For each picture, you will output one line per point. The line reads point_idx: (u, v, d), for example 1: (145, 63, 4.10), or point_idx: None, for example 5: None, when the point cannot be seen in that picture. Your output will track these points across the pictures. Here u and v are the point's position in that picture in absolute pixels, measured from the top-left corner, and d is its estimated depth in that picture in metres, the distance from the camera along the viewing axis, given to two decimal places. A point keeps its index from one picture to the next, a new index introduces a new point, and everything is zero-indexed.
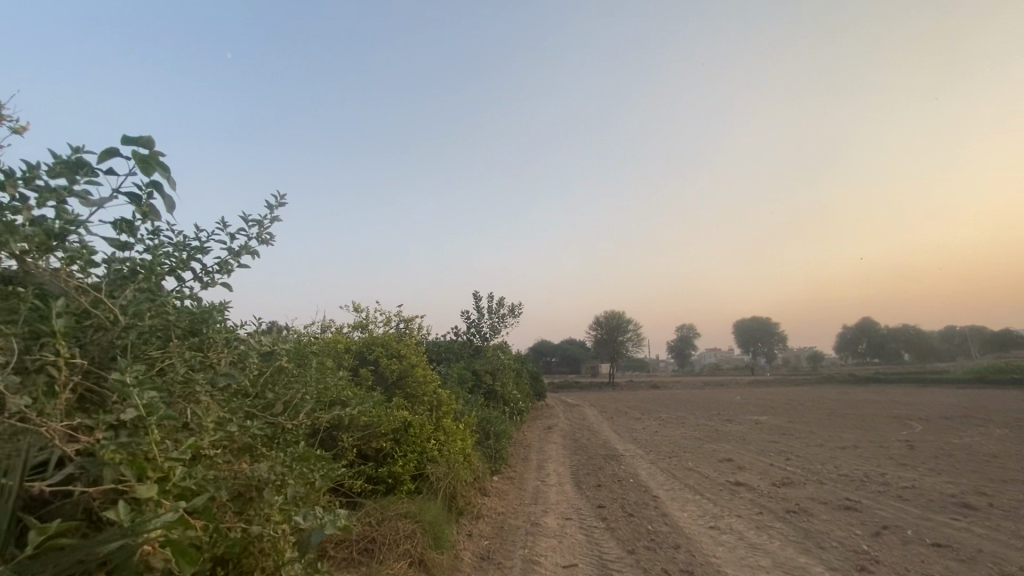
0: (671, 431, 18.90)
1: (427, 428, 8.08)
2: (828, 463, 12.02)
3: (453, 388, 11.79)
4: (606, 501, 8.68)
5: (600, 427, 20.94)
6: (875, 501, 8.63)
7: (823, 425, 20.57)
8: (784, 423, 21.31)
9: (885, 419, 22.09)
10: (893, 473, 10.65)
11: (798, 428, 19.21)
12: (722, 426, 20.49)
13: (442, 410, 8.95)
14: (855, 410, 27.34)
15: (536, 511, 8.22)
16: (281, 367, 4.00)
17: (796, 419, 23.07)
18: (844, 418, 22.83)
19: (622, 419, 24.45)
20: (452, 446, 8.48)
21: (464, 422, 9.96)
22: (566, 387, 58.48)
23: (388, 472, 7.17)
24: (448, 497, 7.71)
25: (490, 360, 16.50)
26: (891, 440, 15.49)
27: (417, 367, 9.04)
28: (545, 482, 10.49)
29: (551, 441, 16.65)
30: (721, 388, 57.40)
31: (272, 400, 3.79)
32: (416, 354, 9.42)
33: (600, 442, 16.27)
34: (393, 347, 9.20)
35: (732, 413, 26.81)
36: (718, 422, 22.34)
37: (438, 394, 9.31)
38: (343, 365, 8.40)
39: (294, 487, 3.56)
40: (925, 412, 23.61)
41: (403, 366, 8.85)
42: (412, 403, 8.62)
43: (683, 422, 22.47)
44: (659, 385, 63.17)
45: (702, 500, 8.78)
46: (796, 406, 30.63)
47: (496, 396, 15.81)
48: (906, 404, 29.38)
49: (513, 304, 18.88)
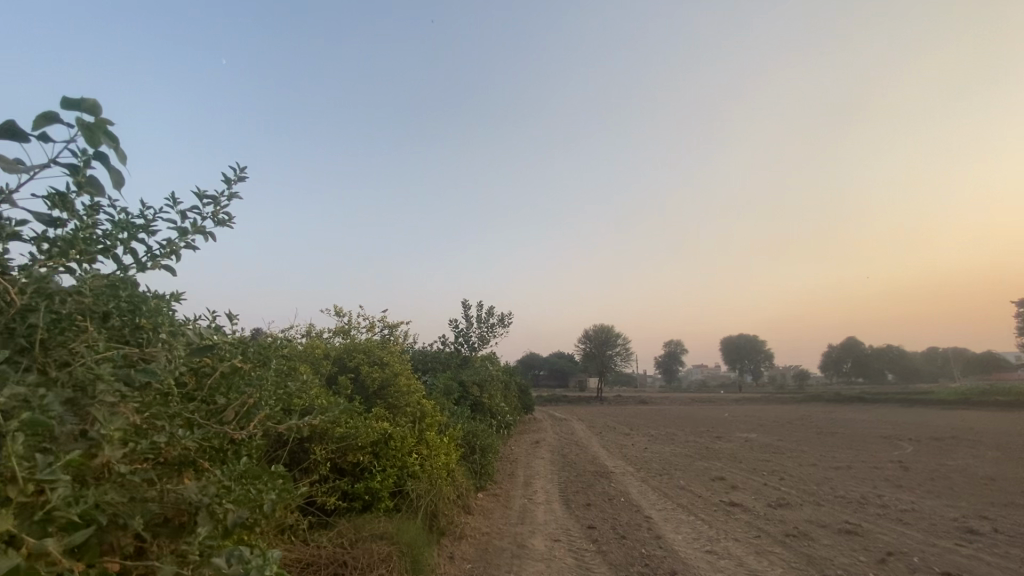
0: (661, 448, 18.50)
1: (408, 441, 7.64)
2: (823, 484, 11.70)
3: (437, 399, 11.31)
4: (596, 521, 8.24)
5: (589, 442, 20.46)
6: (875, 525, 8.29)
7: (814, 444, 20.34)
8: (774, 441, 21.03)
9: (875, 438, 21.94)
10: (890, 495, 10.35)
11: (789, 447, 18.94)
12: (712, 443, 20.14)
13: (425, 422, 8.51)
14: (844, 429, 27.21)
15: (523, 532, 7.75)
16: (237, 368, 3.52)
17: (786, 438, 22.82)
18: (835, 437, 22.62)
19: (610, 435, 24.00)
20: (434, 461, 8.02)
21: (448, 436, 9.48)
22: (553, 401, 57.84)
23: (365, 488, 6.69)
24: (430, 516, 7.22)
25: (477, 371, 16.04)
26: (883, 461, 15.26)
27: (400, 376, 8.58)
28: (533, 500, 10.00)
29: (538, 456, 16.15)
30: (708, 405, 57.26)
31: (222, 406, 3.35)
32: (400, 363, 8.98)
33: (588, 458, 15.80)
34: (375, 355, 8.74)
35: (722, 430, 26.51)
36: (707, 439, 22.02)
37: (421, 405, 8.86)
38: (321, 372, 7.91)
39: (236, 514, 2.95)
40: (914, 433, 23.53)
41: (384, 376, 8.40)
42: (394, 414, 8.15)
43: (672, 439, 22.10)
44: (647, 400, 62.86)
45: (697, 522, 8.36)
46: (785, 424, 30.42)
47: (483, 408, 15.31)
48: (894, 424, 29.31)
49: (503, 314, 18.48)
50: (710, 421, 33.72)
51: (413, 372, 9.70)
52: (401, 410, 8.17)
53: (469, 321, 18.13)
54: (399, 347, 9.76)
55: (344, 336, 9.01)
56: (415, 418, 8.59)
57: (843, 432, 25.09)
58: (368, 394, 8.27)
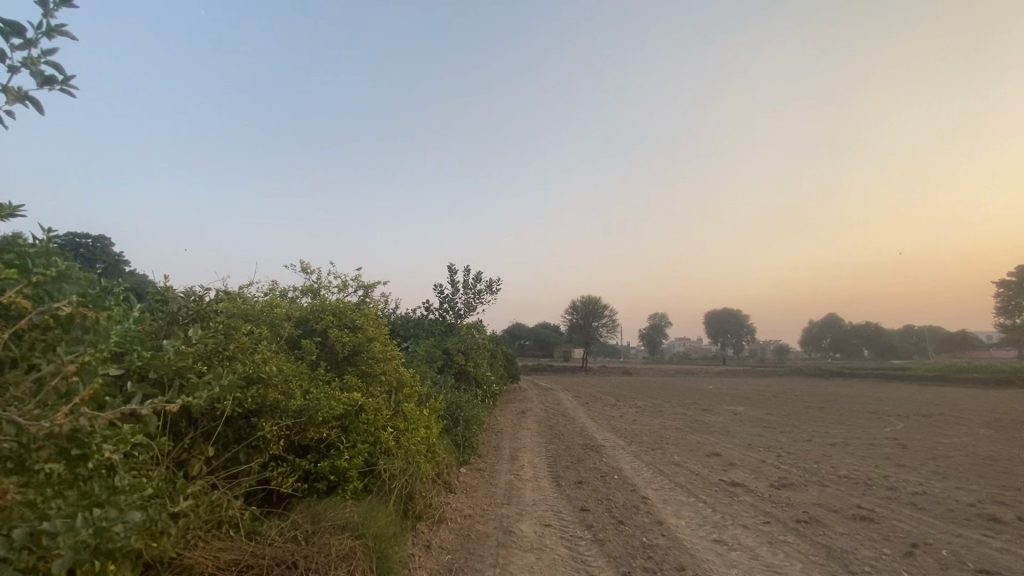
0: (651, 420, 17.99)
1: (383, 414, 6.81)
2: (824, 462, 11.21)
3: (418, 367, 10.42)
4: (590, 503, 7.52)
5: (576, 413, 19.87)
6: (890, 511, 7.72)
7: (805, 418, 20.06)
8: (763, 415, 20.75)
9: (865, 414, 21.80)
10: (898, 477, 9.85)
11: (781, 422, 18.58)
12: (702, 416, 19.74)
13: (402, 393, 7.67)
14: (831, 403, 27.19)
15: (509, 515, 6.99)
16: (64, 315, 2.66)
17: (776, 411, 22.55)
18: (823, 412, 22.43)
19: (598, 406, 23.49)
20: (413, 436, 7.20)
21: (429, 408, 8.62)
22: (539, 370, 57.63)
23: (331, 468, 5.93)
24: (405, 499, 6.41)
25: (462, 339, 15.15)
26: (880, 438, 14.91)
27: (375, 342, 7.62)
28: (519, 476, 9.27)
29: (524, 427, 15.47)
30: (692, 377, 57.57)
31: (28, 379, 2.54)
32: (376, 327, 8.03)
33: (577, 430, 15.16)
34: (348, 319, 7.75)
35: (709, 403, 26.28)
36: (697, 412, 21.62)
37: (399, 373, 7.98)
38: (281, 335, 6.85)
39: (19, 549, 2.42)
40: (903, 409, 23.48)
41: (358, 341, 7.44)
42: (366, 384, 7.24)
43: (661, 411, 21.67)
44: (631, 371, 63.06)
45: (699, 504, 7.69)
46: (770, 397, 30.40)
47: (468, 378, 14.48)
48: (877, 399, 29.48)
49: (491, 280, 17.48)
50: (696, 393, 33.63)
51: (390, 337, 8.76)
52: (376, 380, 7.28)
53: (455, 286, 17.12)
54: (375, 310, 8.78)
55: (311, 295, 7.96)
56: (392, 388, 7.70)
57: (829, 407, 25.01)
58: (340, 361, 7.34)
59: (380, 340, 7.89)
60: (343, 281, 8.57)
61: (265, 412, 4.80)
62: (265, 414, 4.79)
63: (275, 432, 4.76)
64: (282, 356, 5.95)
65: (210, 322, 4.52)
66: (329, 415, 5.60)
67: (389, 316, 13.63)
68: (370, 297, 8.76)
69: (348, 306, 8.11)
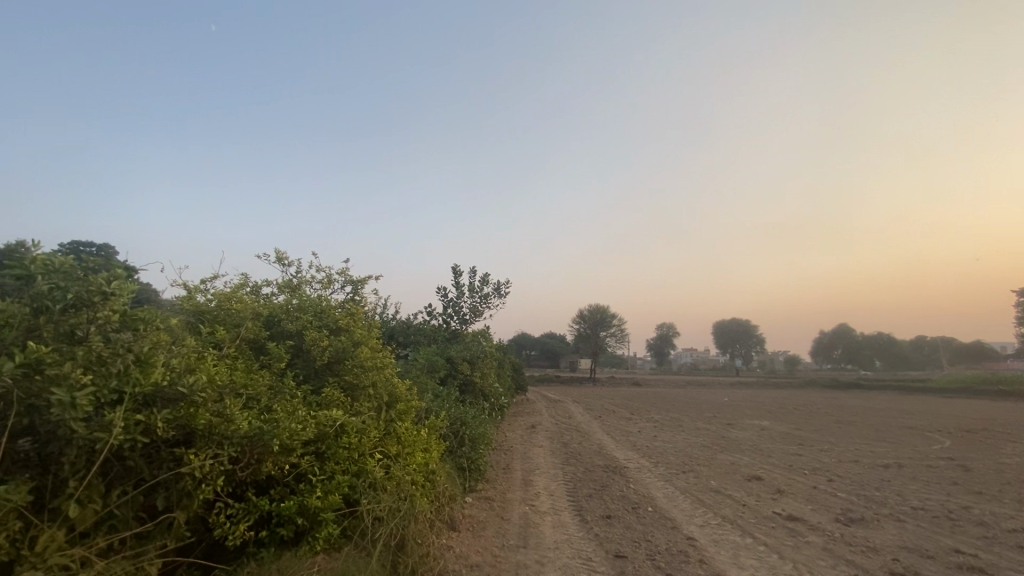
0: (673, 437, 16.47)
1: (369, 438, 5.50)
2: (886, 488, 9.72)
3: (417, 379, 9.06)
4: (625, 547, 6.10)
5: (590, 428, 18.39)
6: (998, 557, 6.24)
7: (840, 434, 18.48)
8: (793, 431, 19.18)
9: (903, 429, 20.15)
10: (982, 509, 8.36)
11: (815, 438, 17.06)
12: (728, 432, 18.19)
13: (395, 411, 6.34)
14: (860, 416, 25.50)
15: (527, 564, 5.59)
16: None
17: (805, 426, 20.94)
18: (856, 427, 20.82)
19: (612, 419, 21.96)
20: (407, 463, 5.85)
21: (429, 426, 7.25)
22: (546, 381, 55.96)
23: (298, 509, 4.61)
24: (394, 550, 5.02)
25: (468, 347, 13.80)
26: (933, 458, 13.38)
27: (362, 347, 6.31)
28: (535, 509, 7.85)
29: (536, 445, 14.05)
30: (704, 388, 55.74)
31: None
32: (365, 329, 6.71)
33: (594, 448, 13.68)
34: (330, 321, 6.41)
35: (729, 416, 24.69)
36: (720, 427, 20.07)
37: (393, 386, 6.65)
38: (243, 338, 5.53)
39: None
40: (942, 424, 21.82)
41: (342, 346, 6.10)
42: (351, 399, 5.92)
43: (682, 425, 20.13)
44: (640, 382, 61.34)
45: (761, 548, 6.23)
46: (792, 410, 28.76)
47: (474, 390, 13.09)
48: (906, 412, 27.82)
49: (498, 284, 16.13)
50: (712, 406, 32.05)
51: (383, 344, 7.42)
52: (367, 394, 5.94)
53: (460, 290, 15.79)
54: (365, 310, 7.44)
55: (287, 290, 6.64)
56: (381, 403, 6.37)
57: (860, 421, 23.35)
58: (319, 369, 5.99)
59: (370, 345, 6.56)
60: (327, 275, 7.25)
61: (200, 438, 3.50)
62: (199, 442, 3.49)
63: (212, 467, 3.49)
64: (237, 367, 4.66)
65: (102, 308, 2.93)
66: (297, 441, 4.28)
67: (385, 321, 12.35)
68: (359, 295, 7.41)
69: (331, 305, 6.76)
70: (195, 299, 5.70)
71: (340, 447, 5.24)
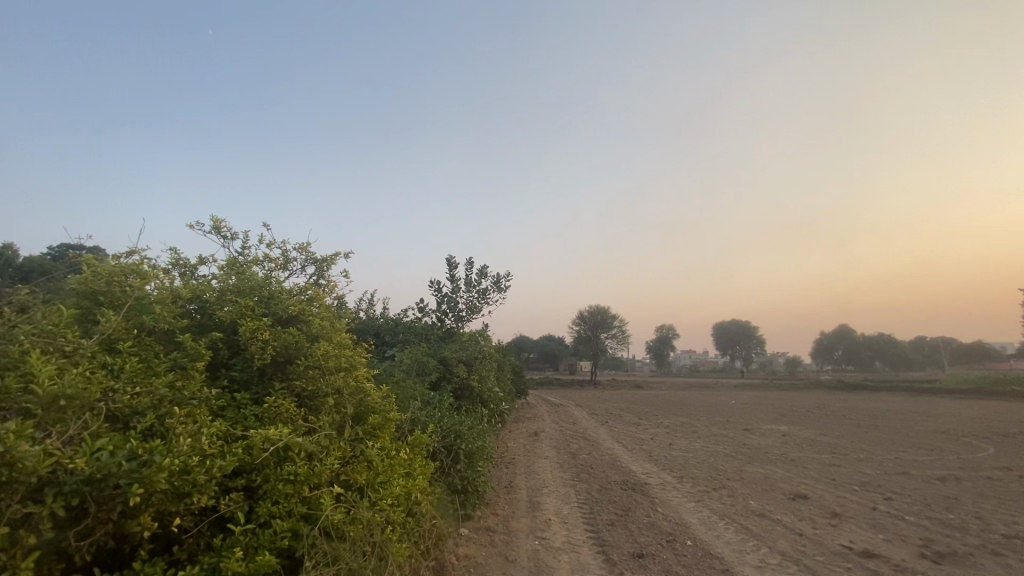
0: (691, 446, 14.93)
1: (325, 468, 3.99)
2: (958, 509, 8.22)
3: (401, 385, 7.50)
4: None
5: (598, 436, 16.86)
6: None
7: (870, 440, 16.96)
8: (818, 436, 17.68)
9: (936, 434, 18.60)
10: None
11: (845, 445, 15.56)
12: (748, 439, 16.68)
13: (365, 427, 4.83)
14: (883, 420, 23.94)
15: None
16: None
17: (827, 431, 19.41)
18: (884, 431, 19.27)
19: (620, 425, 20.41)
20: (377, 499, 4.36)
21: (412, 443, 5.73)
22: (546, 385, 54.31)
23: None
24: None
25: (464, 347, 12.31)
26: (988, 468, 11.89)
27: (321, 343, 4.79)
28: (547, 544, 6.33)
29: (541, 456, 12.55)
30: (708, 391, 54.16)
31: None
32: (326, 320, 5.17)
33: (606, 460, 12.18)
34: (277, 309, 4.89)
35: (744, 420, 23.21)
36: (739, 433, 18.53)
37: (366, 394, 5.09)
38: (150, 329, 3.98)
39: None
40: (974, 428, 20.28)
41: (292, 338, 4.59)
42: (305, 412, 4.45)
43: (696, 431, 18.62)
44: (643, 384, 59.71)
45: None
46: (808, 414, 27.19)
47: (471, 396, 11.57)
48: (928, 415, 26.38)
49: (497, 276, 14.58)
50: (722, 409, 30.51)
51: (353, 339, 5.89)
52: (328, 404, 4.47)
53: (456, 285, 14.27)
54: (331, 297, 5.89)
55: (227, 268, 5.13)
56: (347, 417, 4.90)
57: (884, 425, 21.80)
58: (262, 370, 4.52)
59: (335, 340, 5.07)
60: (284, 252, 5.74)
61: None
62: None
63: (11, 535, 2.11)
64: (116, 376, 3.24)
65: None
66: (193, 481, 2.79)
67: (368, 317, 10.92)
68: (325, 277, 5.88)
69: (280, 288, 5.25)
70: (91, 257, 4.17)
71: (281, 480, 3.75)
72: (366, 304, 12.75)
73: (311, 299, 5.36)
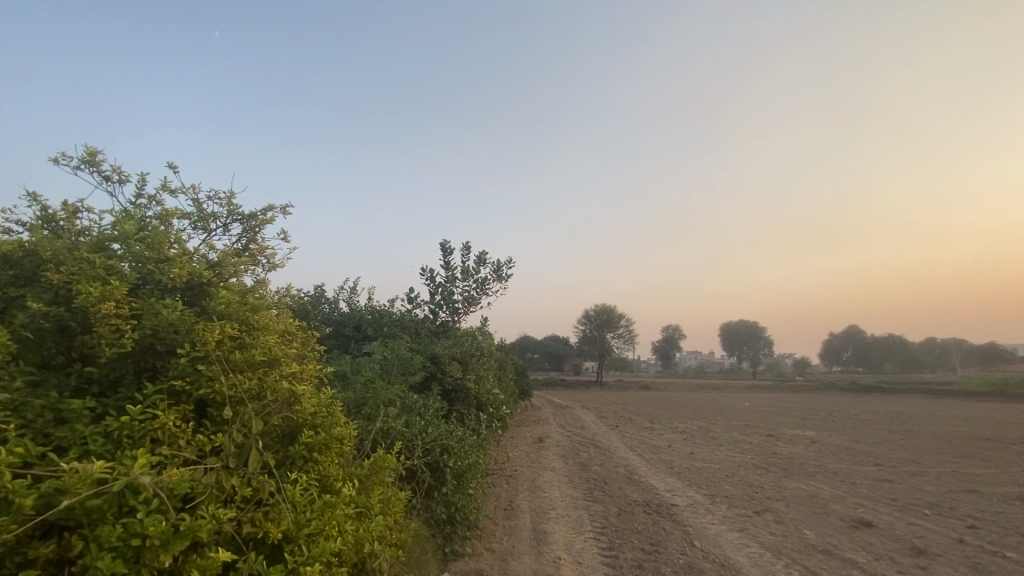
0: (715, 455, 13.31)
1: (202, 525, 2.49)
2: None
3: (371, 389, 5.97)
4: None
5: (610, 442, 15.29)
6: None
7: (912, 448, 15.29)
8: (851, 444, 16.03)
9: (981, 442, 16.90)
10: None
11: (886, 455, 13.91)
12: (776, 448, 15.05)
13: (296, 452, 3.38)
14: (915, 425, 22.18)
15: None
16: None
17: (860, 437, 17.73)
18: (923, 438, 17.59)
19: (632, 430, 18.80)
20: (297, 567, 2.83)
21: (374, 462, 4.20)
22: (550, 386, 52.63)
23: None
24: None
25: (459, 342, 10.78)
26: None
27: (226, 326, 3.22)
28: None
29: (546, 468, 11.02)
30: (717, 392, 52.36)
31: None
32: (243, 300, 3.62)
33: (621, 473, 10.61)
34: (157, 275, 3.31)
35: (764, 425, 21.57)
36: (764, 439, 16.89)
37: (303, 400, 3.53)
38: None
39: None
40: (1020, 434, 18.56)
41: (167, 317, 3.02)
42: (194, 431, 2.96)
43: (716, 438, 17.00)
44: (650, 385, 57.93)
45: None
46: (831, 417, 25.49)
47: (467, 398, 10.01)
48: (960, 419, 24.63)
49: (496, 264, 12.98)
50: (737, 412, 28.78)
51: (291, 328, 4.37)
52: (225, 416, 2.96)
53: (451, 274, 12.72)
54: (263, 273, 4.36)
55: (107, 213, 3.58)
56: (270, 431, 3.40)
57: (919, 430, 20.08)
58: (125, 361, 3.03)
59: (250, 321, 3.54)
60: (200, 204, 4.18)
61: None
62: None
63: None
64: None
65: None
66: None
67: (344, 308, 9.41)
68: (256, 240, 4.34)
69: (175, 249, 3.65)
70: None
71: (109, 551, 2.26)
72: (348, 294, 11.25)
73: (219, 267, 3.77)
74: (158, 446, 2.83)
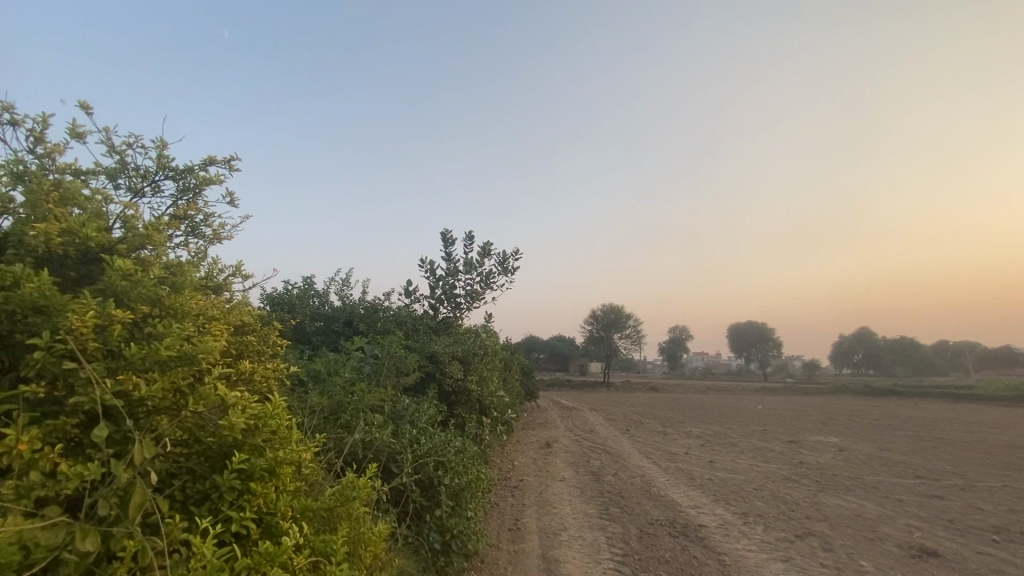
0: (738, 465, 12.30)
1: None
2: None
3: (353, 394, 5.09)
4: None
5: (622, 449, 14.32)
6: None
7: (948, 458, 14.23)
8: (881, 453, 14.98)
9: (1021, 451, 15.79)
10: None
11: (923, 466, 12.86)
12: (801, 456, 14.03)
13: (226, 480, 2.54)
14: (943, 432, 21.04)
15: None
16: None
17: (889, 445, 16.66)
18: (956, 447, 16.51)
19: (645, 435, 17.82)
20: None
21: (342, 488, 3.32)
22: (556, 387, 51.69)
23: None
24: None
25: (461, 340, 9.87)
26: None
27: (110, 307, 2.25)
28: None
29: (555, 477, 10.09)
30: (727, 395, 51.21)
31: None
32: (160, 272, 2.76)
33: (637, 485, 9.64)
34: (23, 236, 2.39)
35: (783, 431, 20.51)
36: (786, 447, 15.86)
37: (241, 413, 2.64)
38: None
39: None
40: None
41: (22, 292, 2.10)
42: (63, 459, 2.06)
43: (735, 444, 16.00)
44: (658, 387, 56.84)
45: None
46: (852, 422, 24.38)
47: (470, 402, 9.07)
48: (988, 425, 23.45)
49: (502, 256, 12.00)
50: (752, 415, 27.71)
51: (233, 318, 3.50)
52: (99, 439, 2.03)
53: (453, 266, 11.77)
54: (202, 247, 3.58)
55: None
56: (197, 451, 2.61)
57: (949, 437, 18.99)
58: None
59: (163, 302, 2.60)
60: (118, 153, 3.25)
61: None
62: None
63: None
64: None
65: None
66: None
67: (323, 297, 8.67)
68: (198, 201, 3.45)
69: (69, 206, 2.72)
70: None
71: None
72: (341, 286, 10.35)
73: (123, 229, 2.82)
74: (4, 480, 1.95)
